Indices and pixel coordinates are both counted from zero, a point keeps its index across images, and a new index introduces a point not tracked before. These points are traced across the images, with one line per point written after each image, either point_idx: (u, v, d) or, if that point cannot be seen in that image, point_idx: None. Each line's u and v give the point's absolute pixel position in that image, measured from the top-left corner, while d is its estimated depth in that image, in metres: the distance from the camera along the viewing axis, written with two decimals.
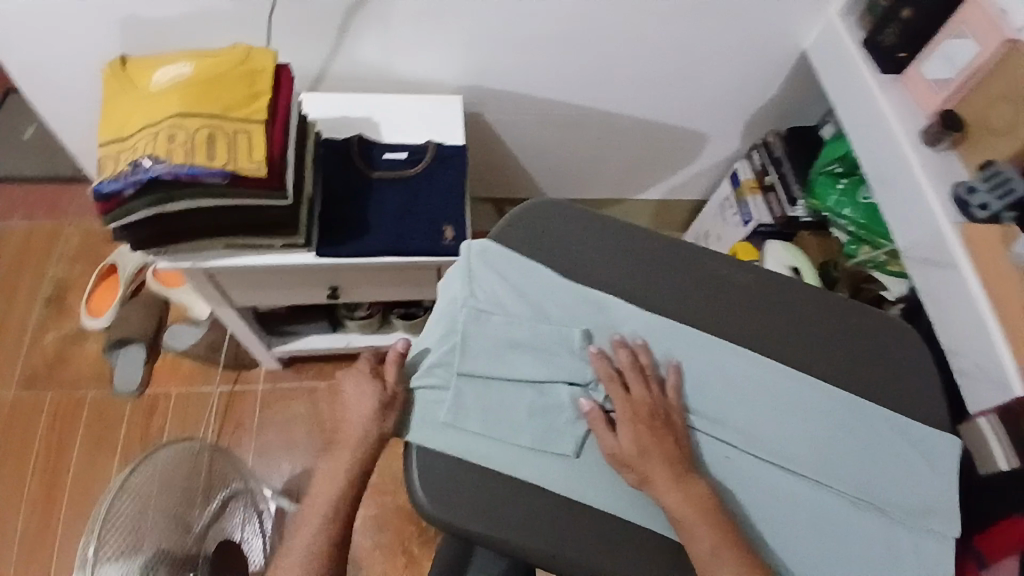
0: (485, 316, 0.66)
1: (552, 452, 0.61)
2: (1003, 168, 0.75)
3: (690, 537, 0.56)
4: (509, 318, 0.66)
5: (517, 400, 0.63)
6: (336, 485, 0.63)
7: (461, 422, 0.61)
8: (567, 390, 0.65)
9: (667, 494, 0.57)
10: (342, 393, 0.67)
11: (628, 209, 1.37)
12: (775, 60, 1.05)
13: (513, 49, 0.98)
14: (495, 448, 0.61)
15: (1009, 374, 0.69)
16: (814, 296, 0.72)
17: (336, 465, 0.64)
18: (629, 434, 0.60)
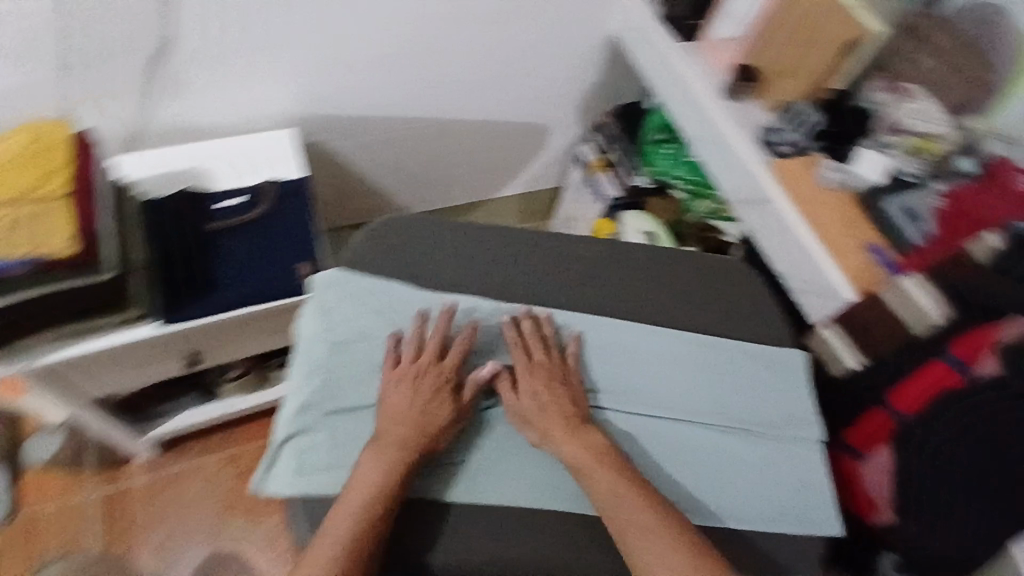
0: (349, 346, 0.65)
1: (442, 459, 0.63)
2: (799, 105, 0.86)
3: (594, 484, 0.61)
4: (373, 341, 0.66)
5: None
6: (377, 483, 0.58)
7: (344, 457, 0.62)
8: None
9: (568, 444, 0.63)
10: (390, 402, 0.63)
11: (492, 208, 1.39)
12: (590, 46, 1.10)
13: (339, 76, 0.97)
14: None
15: (836, 283, 0.78)
16: (651, 253, 0.77)
17: (377, 462, 0.59)
18: (529, 394, 0.66)
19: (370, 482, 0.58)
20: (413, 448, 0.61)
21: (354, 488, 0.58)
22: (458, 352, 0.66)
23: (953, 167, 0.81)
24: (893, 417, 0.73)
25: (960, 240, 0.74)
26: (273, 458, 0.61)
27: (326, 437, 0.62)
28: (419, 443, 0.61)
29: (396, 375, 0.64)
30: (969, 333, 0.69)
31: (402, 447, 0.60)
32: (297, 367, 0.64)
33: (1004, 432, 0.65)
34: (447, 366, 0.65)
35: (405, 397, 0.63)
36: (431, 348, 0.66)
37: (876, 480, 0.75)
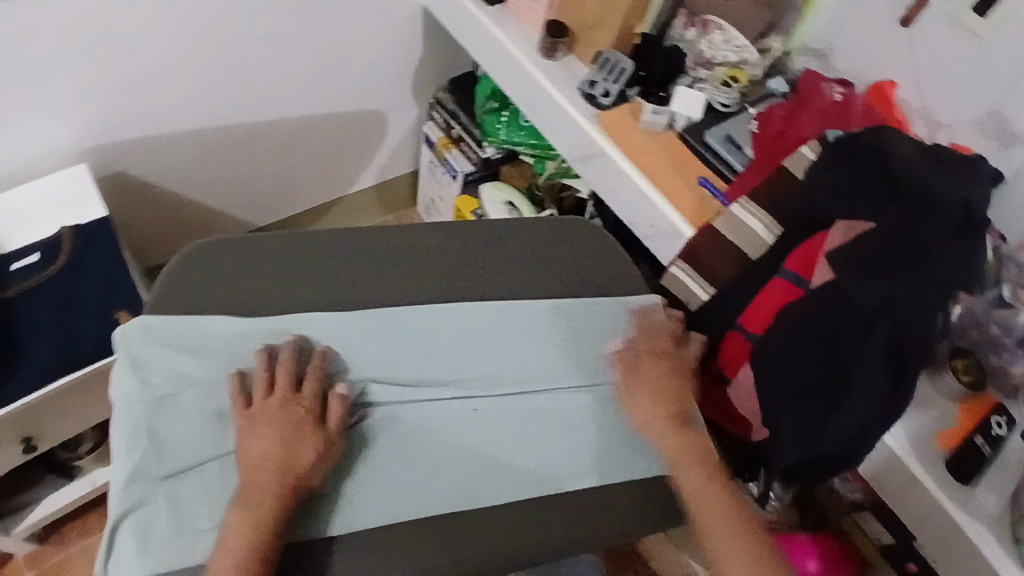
0: (170, 399, 0.59)
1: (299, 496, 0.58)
2: (610, 55, 0.86)
3: (683, 479, 0.61)
4: (196, 390, 0.60)
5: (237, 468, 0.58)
6: (250, 540, 0.51)
7: (190, 521, 0.55)
8: None
9: (665, 439, 0.63)
10: (247, 447, 0.56)
11: (351, 204, 1.32)
12: (406, 22, 1.06)
13: (126, 91, 0.88)
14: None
15: (675, 222, 0.79)
16: (492, 229, 0.75)
17: (246, 517, 0.52)
18: (626, 381, 0.66)
19: (240, 537, 0.52)
20: (283, 491, 0.54)
21: (229, 549, 0.51)
22: (309, 385, 0.60)
23: (762, 90, 0.89)
24: (748, 339, 0.74)
25: (781, 159, 0.78)
26: (109, 541, 0.54)
27: (166, 504, 0.56)
28: (288, 484, 0.55)
29: (247, 421, 0.57)
30: (798, 248, 0.72)
31: (276, 491, 0.54)
32: (117, 434, 0.58)
33: (839, 330, 0.67)
34: (306, 395, 0.59)
35: (267, 438, 0.56)
36: (283, 380, 0.60)
37: (744, 403, 0.75)
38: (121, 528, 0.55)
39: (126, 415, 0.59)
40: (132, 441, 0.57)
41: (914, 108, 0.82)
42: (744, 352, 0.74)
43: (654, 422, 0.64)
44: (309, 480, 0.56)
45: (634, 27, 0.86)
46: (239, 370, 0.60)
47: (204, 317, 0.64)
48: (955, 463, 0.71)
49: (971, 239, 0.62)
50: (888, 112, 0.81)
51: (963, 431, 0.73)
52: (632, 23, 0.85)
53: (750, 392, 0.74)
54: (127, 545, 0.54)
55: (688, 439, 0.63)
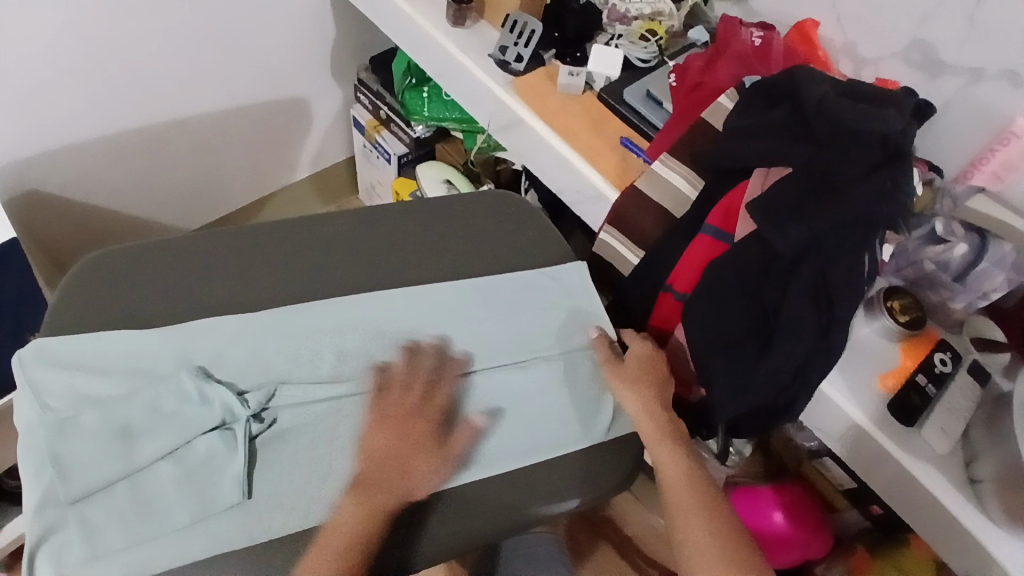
0: (67, 422, 0.54)
1: (219, 508, 0.52)
2: (519, 16, 0.83)
3: (661, 462, 0.59)
4: (92, 411, 0.54)
5: (150, 487, 0.53)
6: (353, 533, 0.51)
7: (102, 545, 0.51)
8: (204, 438, 0.55)
9: (649, 426, 0.60)
10: (371, 445, 0.55)
11: (289, 196, 1.28)
12: (317, 2, 1.02)
13: (20, 100, 0.83)
14: (153, 551, 0.51)
15: (600, 187, 0.77)
16: (411, 210, 0.72)
17: (351, 512, 0.52)
18: (633, 356, 0.64)
19: (338, 535, 0.52)
20: (392, 490, 0.54)
21: (332, 540, 0.51)
22: (443, 392, 0.59)
23: (682, 41, 0.87)
24: (679, 298, 0.72)
25: (699, 112, 0.75)
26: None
27: (77, 530, 0.51)
28: (398, 492, 0.54)
29: (382, 416, 0.57)
30: (722, 201, 0.69)
31: (395, 490, 0.54)
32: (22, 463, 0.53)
33: (764, 279, 0.65)
34: (435, 405, 0.58)
35: (390, 441, 0.56)
36: (419, 385, 0.59)
37: (682, 363, 0.73)
38: (33, 563, 0.50)
39: (29, 442, 0.54)
40: (38, 468, 0.53)
41: (839, 44, 0.81)
42: (676, 312, 0.72)
43: (650, 412, 0.61)
44: (416, 489, 0.55)
45: None
46: (374, 365, 0.60)
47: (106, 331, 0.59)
48: (897, 398, 0.70)
49: (889, 174, 0.61)
50: (811, 51, 0.79)
51: (908, 369, 0.72)
52: None
53: (686, 353, 0.72)
54: None
55: (674, 430, 0.61)
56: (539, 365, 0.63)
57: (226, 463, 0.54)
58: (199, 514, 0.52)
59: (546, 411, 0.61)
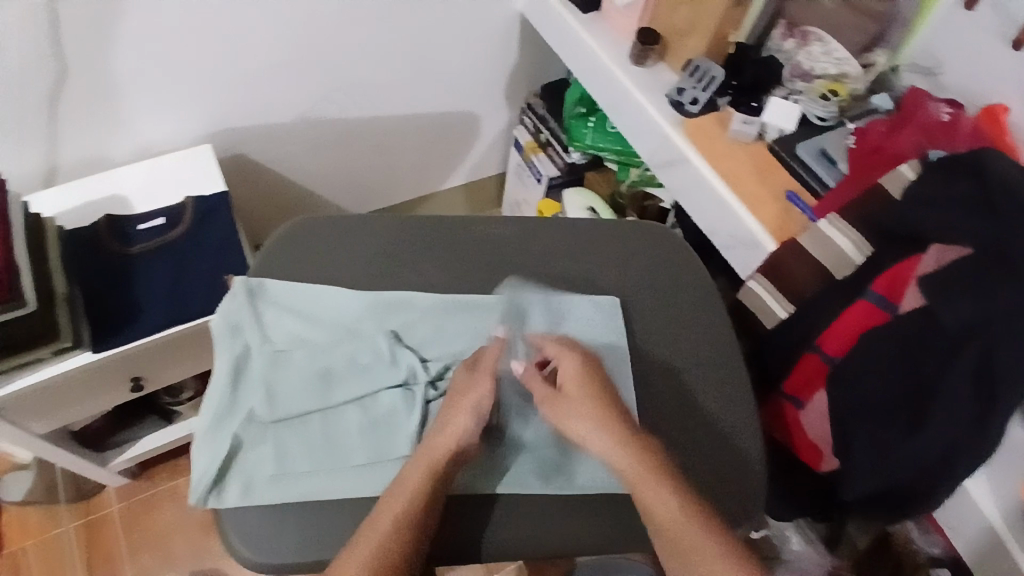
0: (278, 355, 0.62)
1: (391, 457, 0.58)
2: (700, 62, 0.86)
3: (644, 485, 0.54)
4: (300, 350, 0.62)
5: (338, 425, 0.60)
6: (408, 500, 0.52)
7: (289, 468, 0.57)
8: (389, 394, 0.61)
9: (613, 450, 0.55)
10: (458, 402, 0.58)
11: (440, 201, 1.40)
12: (504, 28, 1.11)
13: (247, 81, 0.97)
14: (327, 482, 0.57)
15: (758, 235, 0.77)
16: (581, 230, 0.75)
17: (414, 479, 0.54)
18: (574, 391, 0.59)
19: (411, 482, 0.53)
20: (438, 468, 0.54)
21: (386, 504, 0.53)
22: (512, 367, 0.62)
23: (865, 105, 0.85)
24: (825, 360, 0.70)
25: (875, 176, 0.74)
26: (216, 478, 0.56)
27: (271, 448, 0.58)
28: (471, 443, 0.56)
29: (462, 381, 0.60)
30: (890, 268, 0.67)
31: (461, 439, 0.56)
32: (225, 382, 0.60)
33: (925, 355, 0.61)
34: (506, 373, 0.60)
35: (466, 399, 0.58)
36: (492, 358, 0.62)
37: (816, 426, 0.72)
38: (228, 466, 0.57)
39: (244, 364, 0.62)
40: (251, 388, 0.61)
41: None
42: (821, 374, 0.70)
43: (608, 431, 0.56)
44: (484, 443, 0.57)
45: (728, 35, 0.87)
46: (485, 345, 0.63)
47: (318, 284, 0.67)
48: None
49: None
50: (999, 133, 0.73)
51: None
52: (726, 30, 0.86)
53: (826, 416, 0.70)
54: (234, 485, 0.56)
55: (643, 451, 0.55)
56: (682, 404, 0.66)
57: (405, 418, 0.60)
58: (374, 457, 0.58)
59: (681, 447, 0.64)
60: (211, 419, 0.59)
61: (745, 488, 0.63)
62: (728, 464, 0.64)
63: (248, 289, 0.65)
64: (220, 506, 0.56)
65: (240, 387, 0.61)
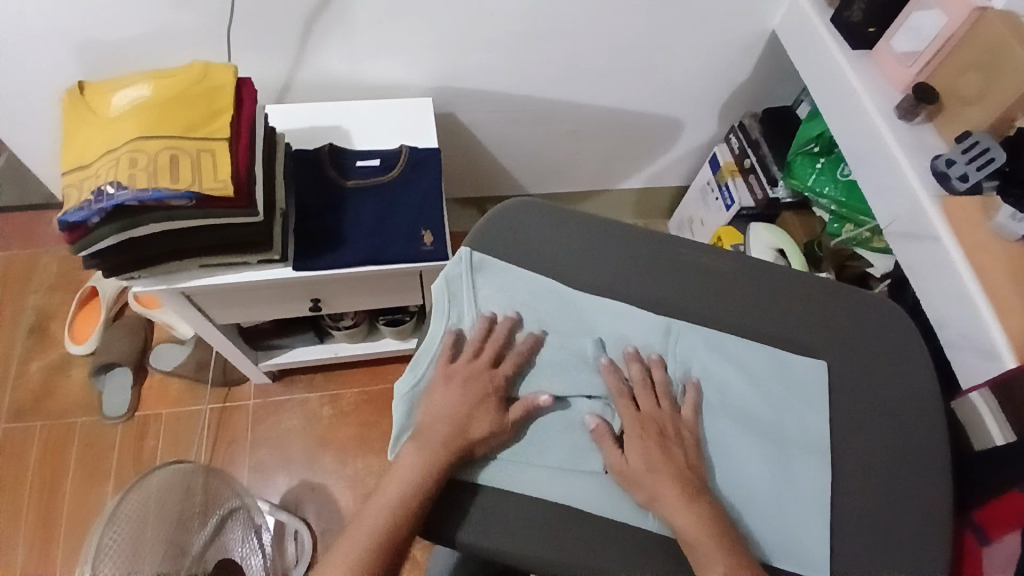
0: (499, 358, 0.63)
1: (582, 469, 0.59)
2: (982, 138, 0.75)
3: None
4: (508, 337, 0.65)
5: (536, 420, 0.62)
6: (412, 480, 0.56)
7: (480, 448, 0.60)
8: (584, 402, 0.62)
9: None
10: (436, 398, 0.60)
11: (611, 198, 1.38)
12: (745, 44, 1.05)
13: (480, 43, 0.98)
14: (515, 471, 0.59)
15: (998, 345, 0.69)
16: (805, 286, 0.71)
17: (416, 464, 0.57)
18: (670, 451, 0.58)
19: (414, 472, 0.56)
20: (455, 455, 0.58)
21: (393, 478, 0.57)
22: (509, 364, 0.63)
23: None
24: None
25: None
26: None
27: None
28: (458, 454, 0.58)
29: (638, 425, 0.60)
30: None
31: (674, 500, 0.55)
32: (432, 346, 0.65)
33: None
34: (500, 373, 0.62)
35: (658, 456, 0.58)
36: (489, 352, 0.63)
37: (997, 570, 0.62)
38: None
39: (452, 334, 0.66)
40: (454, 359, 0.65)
41: None
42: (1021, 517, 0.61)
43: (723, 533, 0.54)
44: (476, 449, 0.58)
45: (1015, 118, 0.76)
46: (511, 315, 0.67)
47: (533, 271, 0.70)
48: None
49: None
50: None
51: None
52: (1016, 112, 0.75)
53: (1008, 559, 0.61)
54: None
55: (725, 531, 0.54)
56: (870, 501, 0.61)
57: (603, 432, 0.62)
58: (563, 463, 0.59)
59: (861, 545, 0.59)
60: (413, 385, 0.62)
61: None
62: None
63: (471, 261, 0.69)
64: None
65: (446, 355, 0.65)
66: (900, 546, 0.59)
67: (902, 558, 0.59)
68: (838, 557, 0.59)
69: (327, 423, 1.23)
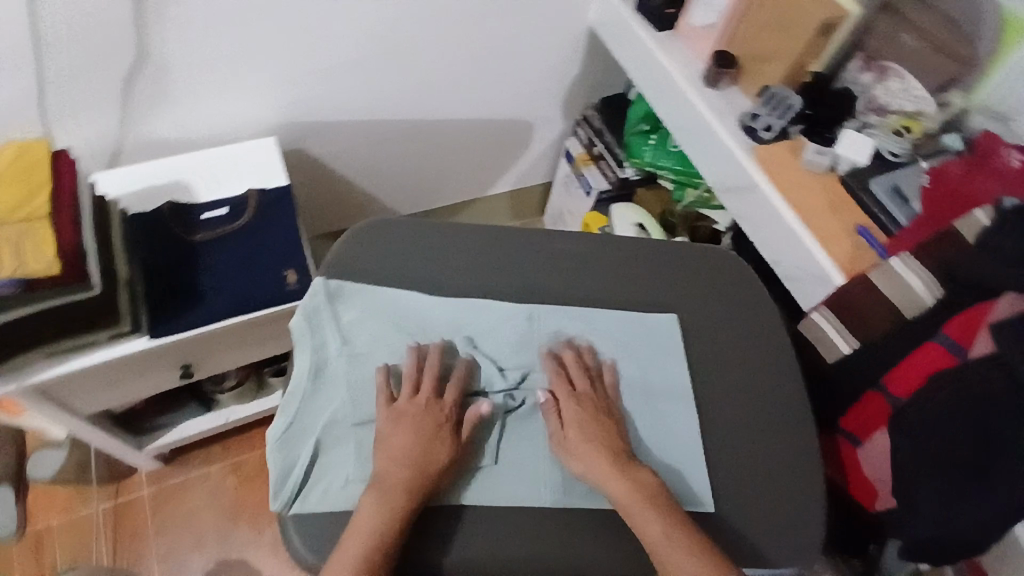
0: (442, 384, 0.63)
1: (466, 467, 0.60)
2: (778, 91, 0.86)
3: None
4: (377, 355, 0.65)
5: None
6: (381, 524, 0.54)
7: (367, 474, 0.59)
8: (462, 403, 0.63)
9: (648, 524, 0.56)
10: (387, 441, 0.59)
11: (484, 205, 1.40)
12: (572, 40, 1.11)
13: (314, 76, 0.97)
14: None
15: (826, 267, 0.77)
16: (654, 251, 0.75)
17: (378, 508, 0.55)
18: (576, 433, 0.61)
19: (377, 518, 0.54)
20: (419, 489, 0.56)
21: (356, 531, 0.54)
22: (453, 390, 0.63)
23: (935, 145, 0.84)
24: (890, 402, 0.70)
25: (949, 221, 0.72)
26: (297, 484, 0.58)
27: (354, 451, 0.60)
28: (423, 485, 0.57)
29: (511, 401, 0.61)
30: (961, 312, 0.66)
31: (607, 471, 0.59)
32: (304, 381, 0.63)
33: (994, 407, 0.59)
34: (447, 402, 0.62)
35: (575, 433, 0.61)
36: (428, 380, 0.63)
37: (877, 466, 0.71)
38: (310, 471, 0.59)
39: (323, 366, 0.64)
40: (331, 390, 0.63)
41: None
42: (885, 415, 0.70)
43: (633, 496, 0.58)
44: (442, 479, 0.58)
45: (807, 65, 0.87)
46: (439, 341, 0.66)
47: (393, 287, 0.69)
48: None
49: None
50: None
51: None
52: (806, 60, 0.86)
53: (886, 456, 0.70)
54: (314, 490, 0.58)
55: (639, 482, 0.58)
56: (742, 433, 0.66)
57: (484, 431, 0.63)
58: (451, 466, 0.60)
59: (737, 479, 0.64)
60: (286, 428, 0.61)
61: (798, 528, 0.62)
62: (785, 502, 0.63)
63: (327, 290, 0.67)
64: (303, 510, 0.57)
65: (321, 387, 0.63)
66: (775, 470, 0.64)
67: (776, 480, 0.64)
68: (725, 490, 0.63)
69: (236, 491, 1.16)
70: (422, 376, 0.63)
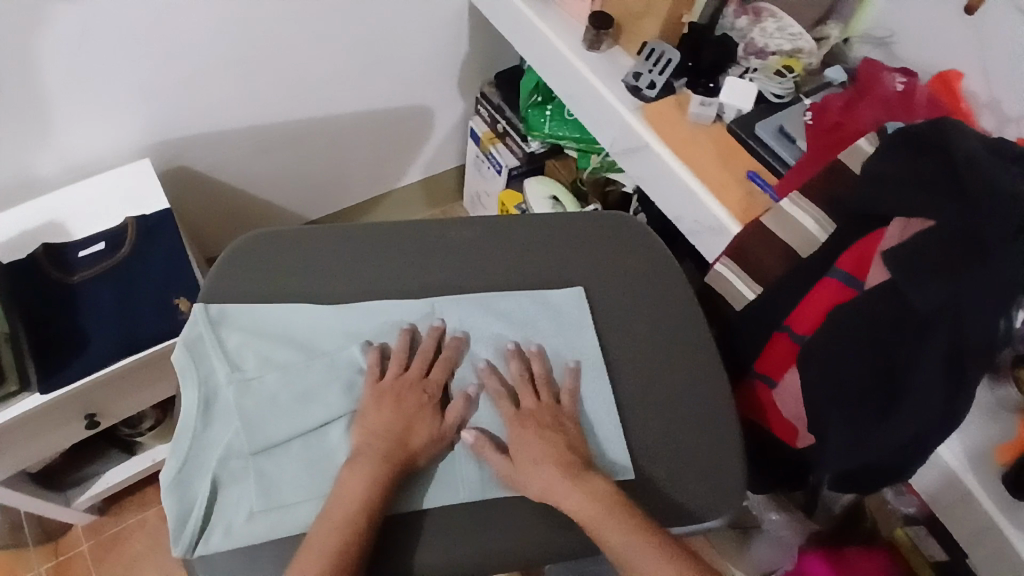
0: (442, 359, 0.64)
1: None
2: (657, 46, 0.85)
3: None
4: (268, 376, 0.61)
5: (322, 446, 0.59)
6: (358, 497, 0.54)
7: (275, 500, 0.56)
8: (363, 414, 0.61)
9: (612, 534, 0.53)
10: (366, 417, 0.59)
11: (397, 198, 1.37)
12: (453, 17, 1.07)
13: (179, 88, 0.91)
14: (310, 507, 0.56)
15: (722, 218, 0.77)
16: (550, 226, 0.73)
17: (358, 476, 0.55)
18: (534, 438, 0.59)
19: (356, 491, 0.54)
20: (397, 461, 0.56)
21: (335, 505, 0.53)
22: (441, 369, 0.63)
23: (820, 78, 0.86)
24: (796, 341, 0.70)
25: (837, 152, 0.73)
26: (197, 527, 0.56)
27: (255, 481, 0.57)
28: (399, 455, 0.57)
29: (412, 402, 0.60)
30: (853, 246, 0.66)
31: (560, 487, 0.56)
32: (194, 414, 0.59)
33: (891, 334, 0.60)
34: (432, 382, 0.62)
35: (524, 448, 0.58)
36: (419, 360, 0.63)
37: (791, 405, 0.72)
38: (209, 509, 0.56)
39: (212, 398, 0.60)
40: (222, 421, 0.59)
41: (982, 100, 0.74)
42: (790, 355, 0.70)
43: (592, 510, 0.55)
44: (419, 457, 0.58)
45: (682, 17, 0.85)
46: (408, 325, 0.65)
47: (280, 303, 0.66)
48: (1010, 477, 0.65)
49: None
50: (953, 102, 0.75)
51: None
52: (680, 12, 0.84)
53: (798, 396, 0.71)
54: (217, 529, 0.56)
55: (593, 491, 0.56)
56: (657, 394, 0.66)
57: None
58: None
59: (655, 440, 0.63)
60: (179, 467, 0.57)
61: (720, 479, 0.63)
62: (706, 455, 0.63)
63: (208, 316, 0.63)
64: (208, 551, 0.55)
65: (212, 421, 0.60)
66: (693, 425, 0.64)
67: (694, 435, 0.64)
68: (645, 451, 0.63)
69: None
70: (404, 355, 0.63)
